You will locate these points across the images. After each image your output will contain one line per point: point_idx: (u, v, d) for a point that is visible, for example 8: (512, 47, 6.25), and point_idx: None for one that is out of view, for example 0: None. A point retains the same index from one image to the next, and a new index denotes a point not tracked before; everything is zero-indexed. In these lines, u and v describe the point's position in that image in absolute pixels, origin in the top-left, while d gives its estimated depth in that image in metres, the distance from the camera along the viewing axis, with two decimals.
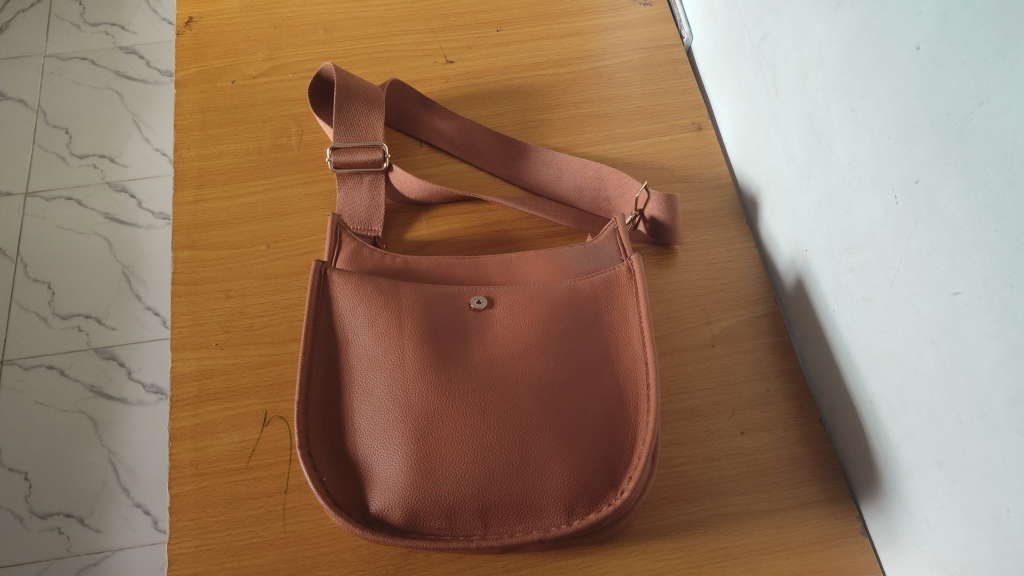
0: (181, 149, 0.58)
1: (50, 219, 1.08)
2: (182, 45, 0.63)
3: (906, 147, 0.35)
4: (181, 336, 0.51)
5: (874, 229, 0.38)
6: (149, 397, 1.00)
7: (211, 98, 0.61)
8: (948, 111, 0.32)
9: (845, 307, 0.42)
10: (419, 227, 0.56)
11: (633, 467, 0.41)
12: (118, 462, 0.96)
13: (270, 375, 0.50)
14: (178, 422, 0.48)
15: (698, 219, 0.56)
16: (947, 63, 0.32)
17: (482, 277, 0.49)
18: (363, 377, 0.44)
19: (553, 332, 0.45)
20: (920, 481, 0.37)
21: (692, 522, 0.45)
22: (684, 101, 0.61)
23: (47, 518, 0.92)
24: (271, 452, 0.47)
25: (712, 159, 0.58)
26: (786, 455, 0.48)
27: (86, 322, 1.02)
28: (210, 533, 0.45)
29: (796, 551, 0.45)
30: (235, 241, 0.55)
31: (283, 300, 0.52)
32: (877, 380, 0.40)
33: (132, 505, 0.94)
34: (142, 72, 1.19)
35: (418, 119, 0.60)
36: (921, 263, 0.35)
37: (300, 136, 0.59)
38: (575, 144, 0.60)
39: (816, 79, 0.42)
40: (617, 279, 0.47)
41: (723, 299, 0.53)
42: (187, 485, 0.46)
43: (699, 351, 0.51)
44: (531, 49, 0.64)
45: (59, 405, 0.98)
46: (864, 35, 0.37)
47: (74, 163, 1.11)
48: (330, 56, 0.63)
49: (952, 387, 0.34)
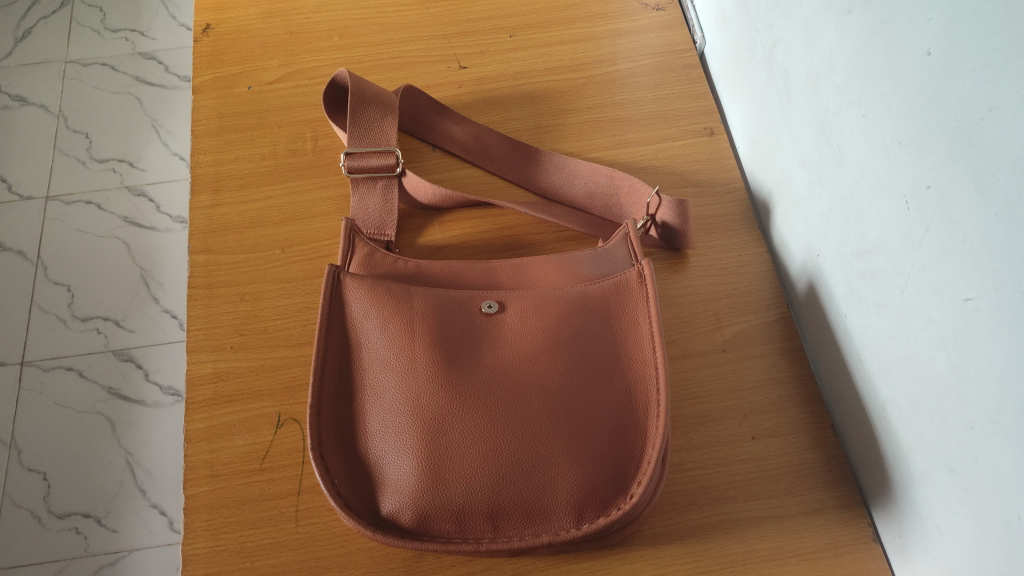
0: (198, 154, 0.59)
1: (71, 222, 1.09)
2: (199, 52, 0.64)
3: (917, 153, 0.35)
4: (196, 339, 0.51)
5: (886, 234, 0.38)
6: (165, 398, 1.01)
7: (227, 103, 0.62)
8: (959, 117, 0.32)
9: (857, 312, 0.42)
10: (432, 232, 0.57)
11: (642, 472, 0.41)
12: (135, 463, 0.97)
13: (284, 378, 0.50)
14: (193, 424, 0.49)
15: (710, 223, 0.56)
16: (957, 68, 0.32)
17: (494, 282, 0.50)
18: (375, 381, 0.44)
19: (563, 337, 0.45)
20: (931, 487, 0.37)
21: (703, 527, 0.45)
22: (696, 106, 0.61)
23: (65, 518, 0.93)
24: (284, 454, 0.48)
25: (724, 164, 0.58)
26: (798, 461, 0.47)
27: (104, 324, 1.04)
28: (224, 534, 0.45)
29: (807, 557, 0.45)
30: (251, 245, 0.55)
31: (297, 303, 0.53)
32: (889, 387, 0.40)
33: (148, 505, 0.95)
34: (160, 78, 1.21)
35: (431, 124, 0.60)
36: (933, 269, 0.34)
37: (315, 142, 0.60)
38: (587, 149, 0.60)
39: (827, 85, 0.42)
40: (627, 284, 0.47)
41: (735, 304, 0.53)
42: (202, 486, 0.47)
43: (710, 356, 0.51)
44: (544, 54, 0.64)
45: (78, 406, 0.99)
46: (875, 41, 0.37)
47: (94, 167, 1.12)
48: (346, 62, 0.64)
49: (964, 394, 0.33)
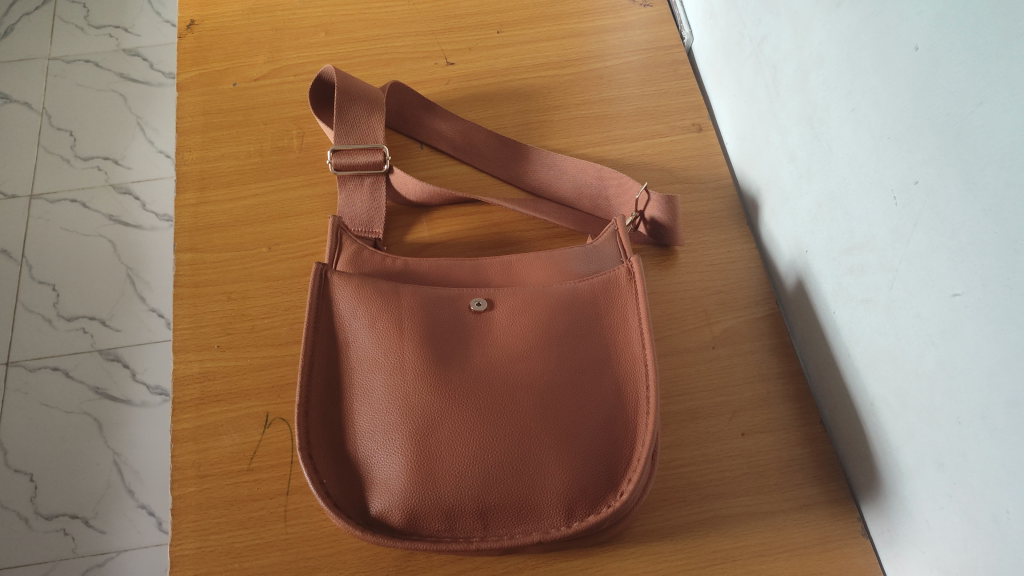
0: (183, 152, 0.59)
1: (56, 220, 1.08)
2: (184, 49, 0.63)
3: (905, 149, 0.35)
4: (182, 339, 0.51)
5: (874, 230, 0.38)
6: (153, 398, 1.00)
7: (212, 100, 0.61)
8: (947, 112, 0.32)
9: (845, 307, 0.42)
10: (421, 229, 0.56)
11: (632, 470, 0.41)
12: (123, 463, 0.96)
13: (272, 377, 0.50)
14: (180, 424, 0.48)
15: (699, 220, 0.56)
16: (946, 64, 0.32)
17: (483, 279, 0.49)
18: (363, 379, 0.44)
19: (552, 334, 0.45)
20: (920, 482, 0.37)
21: (693, 524, 0.45)
22: (684, 102, 0.61)
23: (53, 519, 0.93)
24: (272, 454, 0.47)
25: (713, 161, 0.58)
26: (787, 456, 0.48)
27: (91, 323, 1.03)
28: (212, 535, 0.45)
29: (796, 552, 0.45)
30: (237, 243, 0.55)
31: (284, 302, 0.52)
32: (877, 382, 0.40)
33: (136, 505, 0.94)
34: (145, 74, 1.19)
35: (418, 120, 0.60)
36: (921, 264, 0.34)
37: (301, 139, 0.60)
38: (576, 145, 0.60)
39: (815, 80, 0.42)
40: (617, 281, 0.47)
41: (724, 300, 0.53)
42: (189, 486, 0.46)
43: (699, 352, 0.51)
44: (531, 50, 0.64)
45: (65, 406, 0.98)
46: (864, 36, 0.37)
47: (78, 165, 1.11)
48: (332, 59, 0.63)
49: (952, 388, 0.34)
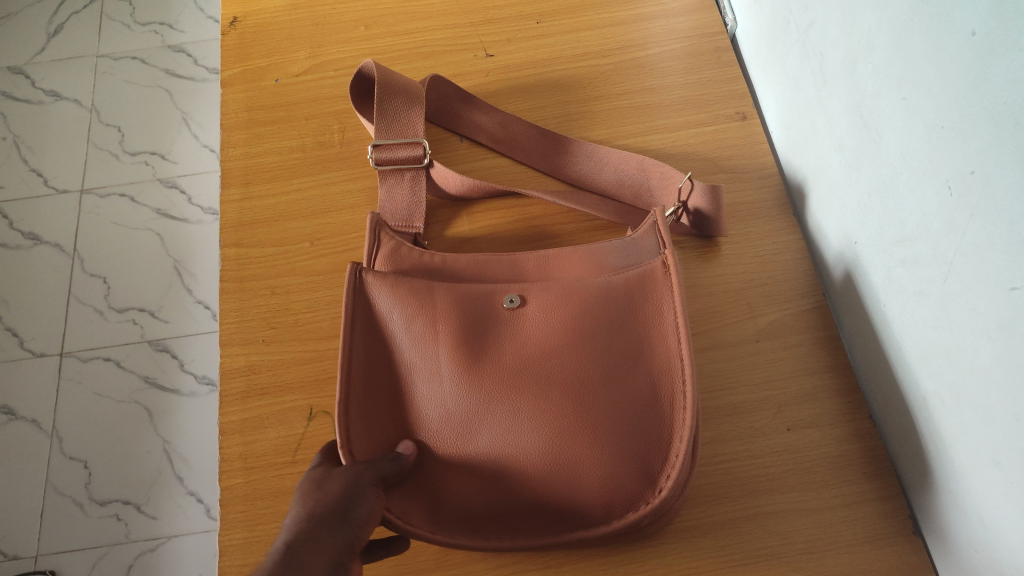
0: (228, 148, 0.60)
1: (105, 215, 1.11)
2: (227, 45, 0.64)
3: (962, 138, 0.33)
4: (229, 333, 0.52)
5: (927, 220, 0.37)
6: (201, 388, 1.02)
7: (255, 96, 0.62)
8: (1006, 99, 0.30)
9: (897, 300, 0.41)
10: (459, 223, 0.56)
11: (671, 467, 0.41)
12: (173, 452, 0.99)
13: (315, 370, 0.50)
14: (228, 416, 0.49)
15: (743, 210, 0.55)
16: (1004, 49, 0.30)
17: (520, 274, 0.49)
18: (401, 380, 0.44)
19: (586, 330, 0.44)
20: (975, 480, 0.36)
21: (737, 520, 0.45)
22: (728, 90, 0.59)
23: (106, 505, 0.96)
24: (317, 446, 0.48)
25: (757, 150, 0.57)
26: (835, 453, 0.47)
27: (140, 314, 1.05)
28: (259, 526, 0.46)
29: (846, 549, 0.44)
30: (281, 238, 0.55)
31: (327, 296, 0.53)
32: (930, 378, 0.39)
33: (186, 493, 0.97)
34: (189, 70, 1.21)
35: (458, 113, 0.60)
36: (976, 256, 0.33)
37: (342, 133, 0.60)
38: (617, 136, 0.59)
39: (865, 67, 0.41)
40: (653, 275, 0.46)
41: (769, 293, 0.52)
42: (237, 477, 0.47)
43: (744, 346, 0.50)
44: (571, 40, 0.63)
45: (115, 396, 1.01)
46: (915, 21, 0.36)
47: (126, 160, 1.13)
48: (373, 53, 0.64)
49: (1010, 385, 0.32)
